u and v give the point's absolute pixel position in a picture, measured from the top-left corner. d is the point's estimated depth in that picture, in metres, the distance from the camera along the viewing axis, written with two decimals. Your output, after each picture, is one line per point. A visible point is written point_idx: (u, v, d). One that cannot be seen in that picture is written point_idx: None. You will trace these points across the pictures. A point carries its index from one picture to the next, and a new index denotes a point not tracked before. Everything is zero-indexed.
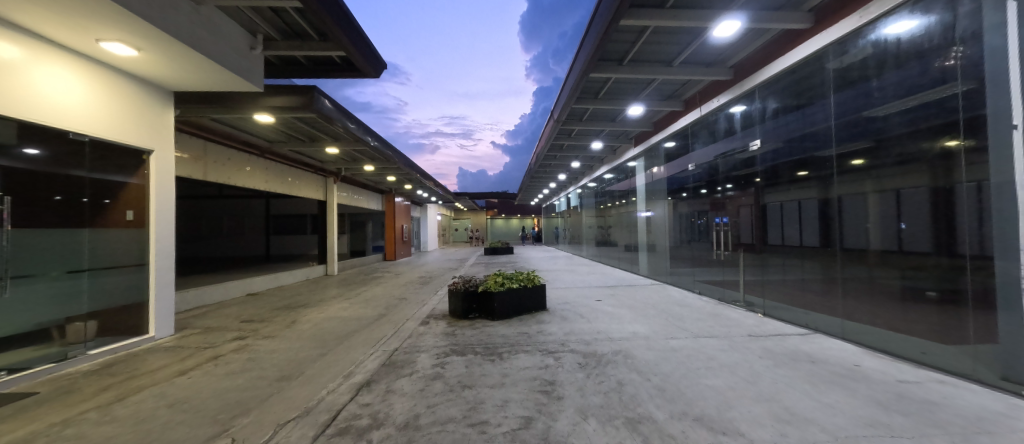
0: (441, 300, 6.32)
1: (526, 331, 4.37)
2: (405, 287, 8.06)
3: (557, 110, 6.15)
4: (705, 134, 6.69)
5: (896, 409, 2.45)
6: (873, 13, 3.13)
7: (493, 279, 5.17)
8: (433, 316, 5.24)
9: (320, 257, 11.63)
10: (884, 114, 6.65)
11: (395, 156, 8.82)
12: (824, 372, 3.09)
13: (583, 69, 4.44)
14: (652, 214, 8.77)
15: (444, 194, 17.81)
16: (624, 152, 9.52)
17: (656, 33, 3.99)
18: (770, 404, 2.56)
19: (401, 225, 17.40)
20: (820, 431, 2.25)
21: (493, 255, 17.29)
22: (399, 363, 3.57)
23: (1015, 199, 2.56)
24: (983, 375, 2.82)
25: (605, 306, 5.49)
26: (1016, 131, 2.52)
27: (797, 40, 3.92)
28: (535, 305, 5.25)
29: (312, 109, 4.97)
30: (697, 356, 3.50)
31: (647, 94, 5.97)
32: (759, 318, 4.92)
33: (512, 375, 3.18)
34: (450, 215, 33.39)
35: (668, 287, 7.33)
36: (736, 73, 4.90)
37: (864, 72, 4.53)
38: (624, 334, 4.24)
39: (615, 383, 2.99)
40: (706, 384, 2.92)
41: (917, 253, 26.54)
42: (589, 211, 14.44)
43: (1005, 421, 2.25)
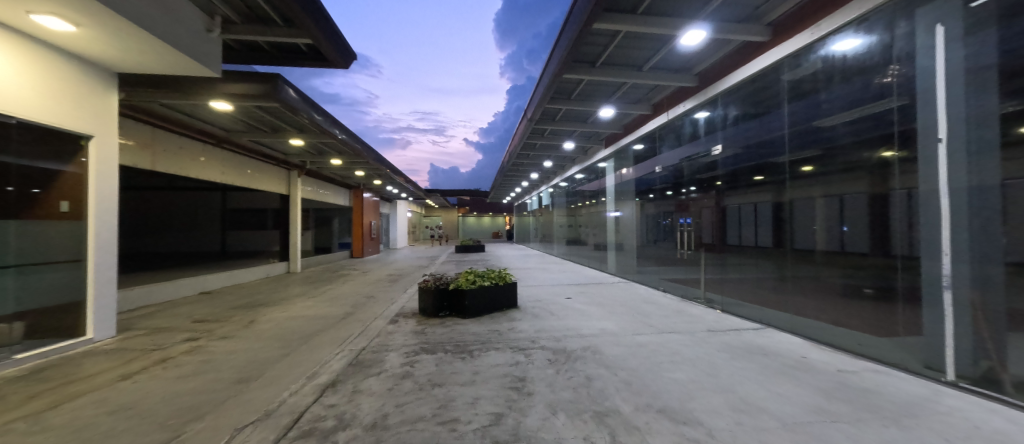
0: (411, 299, 6.18)
1: (497, 329, 4.31)
2: (374, 285, 7.86)
3: (531, 111, 6.11)
4: (672, 137, 6.89)
5: (836, 396, 2.69)
6: (823, 30, 3.32)
7: (464, 277, 5.04)
8: (403, 314, 5.09)
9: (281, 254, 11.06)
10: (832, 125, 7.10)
11: (363, 150, 8.53)
12: (775, 363, 3.32)
13: (556, 70, 4.44)
14: (620, 214, 8.98)
15: (414, 190, 17.35)
16: (595, 153, 9.49)
17: (629, 38, 4.05)
18: (727, 396, 2.74)
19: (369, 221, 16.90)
20: (772, 420, 2.44)
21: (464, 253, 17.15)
22: (367, 362, 3.48)
23: (939, 207, 2.86)
24: (907, 362, 3.13)
25: (575, 304, 5.58)
26: (942, 143, 2.82)
27: (754, 53, 4.12)
28: (507, 303, 5.20)
29: (276, 98, 4.72)
30: (662, 351, 3.63)
31: (618, 96, 6.03)
32: (718, 314, 5.14)
33: (483, 373, 3.19)
34: (419, 212, 32.58)
35: (635, 285, 7.52)
36: (701, 81, 5.06)
37: (815, 85, 4.83)
38: (593, 330, 4.29)
39: (584, 378, 3.08)
40: (669, 377, 3.06)
41: (856, 253, 28.62)
42: (561, 210, 14.54)
43: (926, 405, 2.52)
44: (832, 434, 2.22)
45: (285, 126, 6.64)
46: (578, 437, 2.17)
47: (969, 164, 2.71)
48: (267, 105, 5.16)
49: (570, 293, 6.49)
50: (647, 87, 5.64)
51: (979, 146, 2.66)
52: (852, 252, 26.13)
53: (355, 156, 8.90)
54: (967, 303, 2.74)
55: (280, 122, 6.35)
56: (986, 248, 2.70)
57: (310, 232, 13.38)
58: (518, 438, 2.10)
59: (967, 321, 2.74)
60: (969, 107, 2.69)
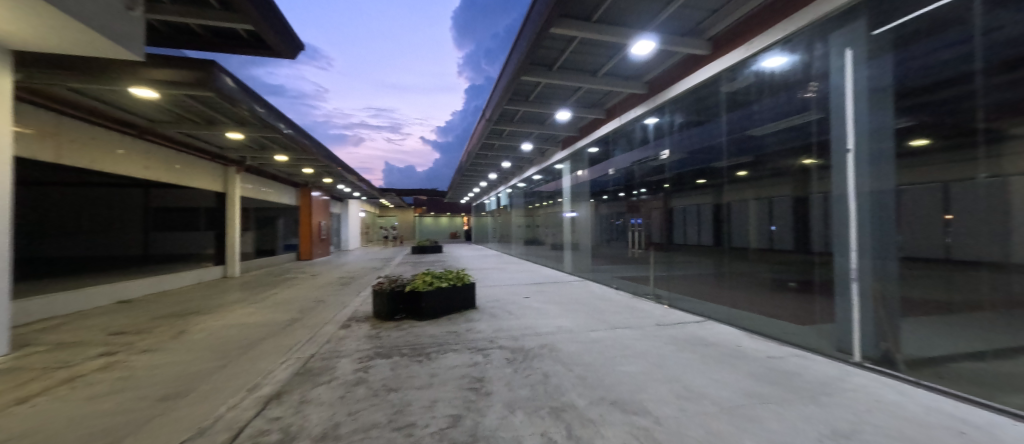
0: (364, 302, 5.94)
1: (455, 330, 4.19)
2: (323, 289, 7.45)
3: (489, 111, 6.09)
4: (624, 141, 7.31)
5: (766, 380, 2.97)
6: (756, 48, 3.63)
7: (421, 278, 4.91)
8: (355, 318, 4.87)
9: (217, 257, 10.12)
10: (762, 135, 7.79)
11: (312, 145, 8.05)
12: (715, 352, 3.59)
13: (513, 72, 4.47)
14: (576, 215, 9.27)
15: (369, 188, 16.69)
16: (552, 155, 9.69)
17: (584, 44, 4.17)
18: (673, 384, 2.95)
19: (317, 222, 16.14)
20: (712, 405, 2.68)
21: (421, 254, 16.73)
22: (316, 370, 3.30)
23: (847, 208, 3.25)
24: (822, 346, 3.52)
25: (532, 303, 5.64)
26: (850, 153, 3.20)
27: (697, 65, 4.41)
28: (465, 304, 5.13)
29: (211, 87, 4.34)
30: (614, 345, 3.77)
31: (574, 100, 6.19)
32: (666, 309, 5.44)
33: (441, 375, 3.15)
34: (374, 212, 31.32)
35: (590, 283, 7.78)
36: (650, 89, 5.33)
37: (749, 97, 5.27)
38: (550, 328, 4.35)
39: (541, 376, 3.13)
40: (620, 370, 3.20)
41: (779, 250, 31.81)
42: (519, 211, 14.69)
43: (837, 383, 2.87)
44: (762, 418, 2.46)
45: (222, 118, 6.11)
46: (535, 433, 2.22)
47: (873, 172, 3.09)
48: (200, 94, 4.73)
49: (528, 292, 6.59)
50: (600, 92, 5.84)
51: (879, 156, 3.05)
52: (777, 250, 28.93)
53: (303, 152, 8.38)
54: (869, 292, 3.14)
55: (216, 114, 5.84)
56: (885, 244, 3.10)
57: (252, 232, 12.37)
58: (475, 438, 2.10)
59: (871, 309, 3.14)
60: (872, 122, 3.07)
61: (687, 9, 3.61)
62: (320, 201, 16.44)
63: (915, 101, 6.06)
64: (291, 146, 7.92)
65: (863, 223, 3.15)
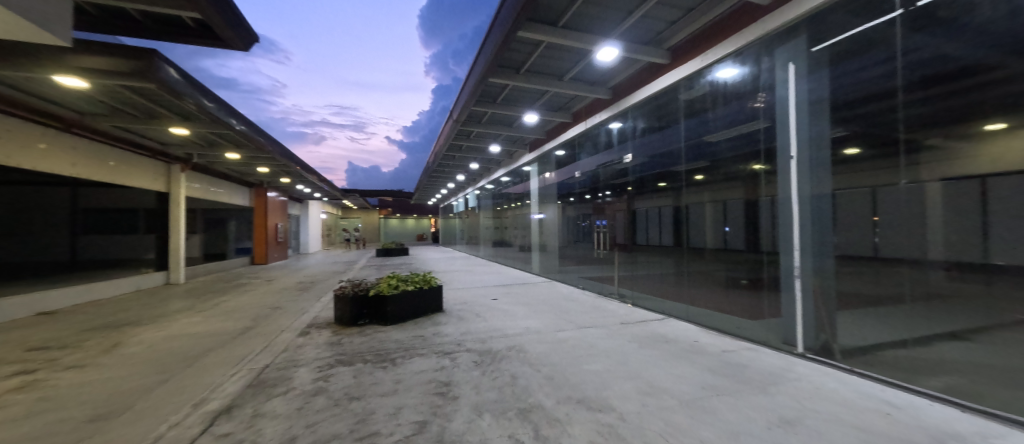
0: (324, 308, 5.68)
1: (421, 334, 4.10)
2: (279, 294, 7.05)
3: (456, 112, 6.04)
4: (589, 145, 7.44)
5: (720, 373, 3.14)
6: (711, 59, 3.84)
7: (387, 282, 4.80)
8: (314, 325, 4.64)
9: (158, 262, 9.29)
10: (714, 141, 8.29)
11: (268, 143, 7.62)
12: (674, 348, 3.75)
13: (481, 73, 4.47)
14: (544, 216, 9.19)
15: (330, 189, 15.91)
16: (520, 157, 9.75)
17: (551, 48, 4.24)
18: (636, 381, 3.04)
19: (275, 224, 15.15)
20: (672, 399, 2.79)
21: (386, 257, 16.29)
22: (271, 382, 3.11)
23: (790, 211, 3.51)
24: (770, 339, 3.77)
25: (500, 305, 5.65)
26: (793, 160, 3.45)
27: (657, 73, 4.61)
28: (432, 307, 5.03)
29: (151, 78, 4.00)
30: (580, 345, 3.84)
31: (541, 103, 6.26)
32: (629, 308, 5.62)
33: (406, 381, 3.06)
34: (337, 213, 30.12)
35: (556, 284, 7.91)
36: (614, 94, 5.49)
37: (704, 105, 5.58)
38: (517, 329, 4.36)
39: (509, 377, 3.13)
40: (586, 369, 3.27)
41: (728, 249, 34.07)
42: (487, 212, 14.67)
43: (783, 373, 3.09)
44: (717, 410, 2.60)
45: (165, 112, 5.64)
46: (502, 435, 2.21)
47: (813, 177, 3.35)
48: (139, 85, 4.34)
49: (495, 294, 6.59)
50: (566, 96, 5.95)
51: (818, 163, 3.32)
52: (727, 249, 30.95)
53: (258, 150, 7.91)
54: (809, 289, 3.40)
55: (158, 107, 5.38)
56: (823, 244, 3.38)
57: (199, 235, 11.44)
58: None
59: (811, 304, 3.41)
60: (812, 132, 3.33)
61: (647, 20, 3.77)
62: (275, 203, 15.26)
63: (845, 113, 6.67)
64: (244, 143, 7.45)
65: (804, 225, 3.41)
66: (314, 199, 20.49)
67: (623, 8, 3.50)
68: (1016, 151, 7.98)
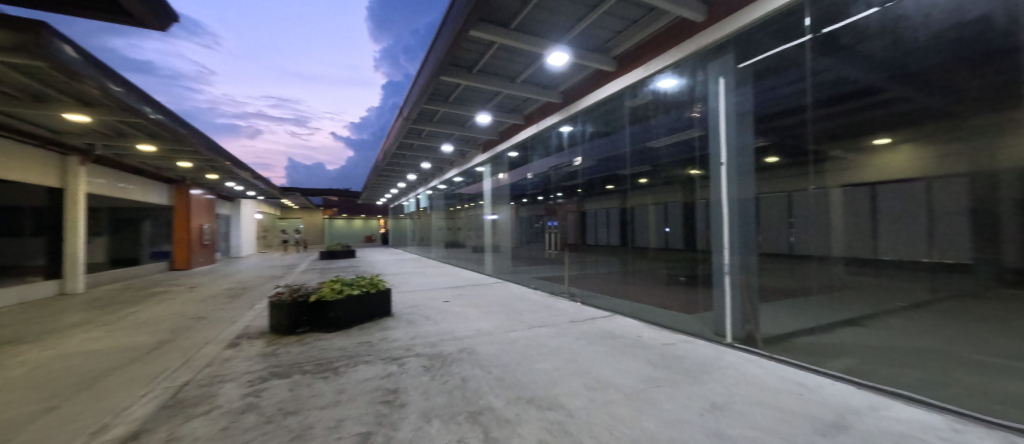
0: (257, 316, 5.21)
1: (367, 340, 3.89)
2: (204, 303, 6.35)
3: (406, 109, 5.86)
4: (541, 147, 7.63)
5: (660, 365, 3.33)
6: (653, 69, 4.08)
7: (330, 286, 4.51)
8: (245, 335, 4.24)
9: (48, 269, 7.97)
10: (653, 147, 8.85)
11: (191, 134, 6.87)
12: (619, 344, 3.91)
13: (432, 71, 4.38)
14: (496, 217, 9.54)
15: (266, 187, 14.86)
16: (473, 158, 9.71)
17: (503, 50, 4.27)
18: (584, 377, 3.13)
19: (199, 225, 13.79)
20: (617, 393, 2.90)
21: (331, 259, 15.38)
22: (192, 401, 2.79)
23: (720, 213, 3.81)
24: (704, 331, 4.07)
25: (452, 307, 5.56)
26: (723, 166, 3.74)
27: (604, 80, 4.81)
28: (380, 312, 4.82)
29: (40, 56, 3.43)
30: (532, 345, 3.88)
31: (493, 104, 6.28)
32: (579, 306, 5.78)
33: (350, 390, 2.89)
34: (275, 214, 27.83)
35: (510, 284, 7.98)
36: (565, 99, 5.66)
37: (646, 112, 5.92)
38: (469, 331, 4.31)
39: (459, 380, 3.07)
40: (536, 368, 3.30)
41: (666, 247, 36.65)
42: (439, 213, 14.39)
43: (715, 362, 3.35)
44: (658, 402, 2.75)
45: (59, 95, 4.87)
46: (451, 441, 2.16)
47: (740, 182, 3.66)
48: (24, 62, 3.71)
49: (447, 296, 6.48)
50: (518, 98, 6.02)
51: (744, 169, 3.64)
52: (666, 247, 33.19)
53: (179, 143, 7.10)
54: (736, 284, 3.73)
55: (50, 88, 4.63)
56: (749, 243, 3.71)
57: (104, 237, 10.05)
58: None
59: (738, 298, 3.73)
60: (738, 140, 3.65)
61: (595, 28, 3.92)
62: (201, 201, 14.01)
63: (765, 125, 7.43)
64: (162, 134, 6.65)
65: (732, 226, 3.72)
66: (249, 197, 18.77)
67: (573, 15, 3.61)
68: (894, 163, 9.38)
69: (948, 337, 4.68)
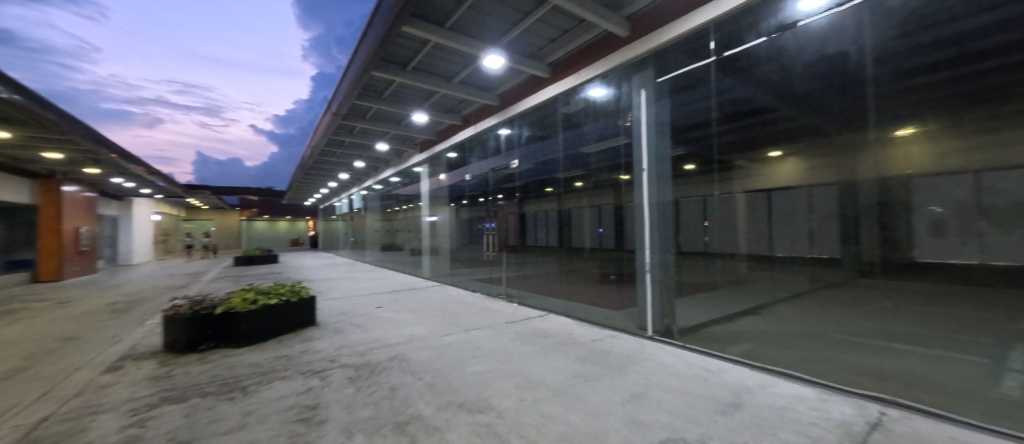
0: (147, 334, 4.50)
1: (286, 353, 3.57)
2: (75, 322, 5.32)
3: (334, 103, 5.48)
4: (479, 149, 7.74)
5: (588, 360, 3.49)
6: (584, 77, 4.27)
7: (240, 296, 4.05)
8: (130, 356, 3.63)
9: None
10: (583, 154, 9.36)
11: (60, 120, 5.75)
12: (552, 342, 4.03)
13: (361, 64, 4.15)
14: (436, 219, 9.20)
15: (167, 185, 12.98)
16: (409, 158, 9.42)
17: (438, 49, 4.19)
18: (515, 377, 3.17)
19: (72, 228, 11.59)
20: (546, 391, 2.98)
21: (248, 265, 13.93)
22: (50, 439, 2.31)
23: (641, 215, 4.10)
24: (629, 326, 4.35)
25: (384, 313, 5.33)
26: (644, 171, 4.03)
27: (540, 85, 4.93)
28: (301, 322, 4.45)
29: None
30: (466, 348, 3.85)
31: (429, 104, 6.14)
32: (516, 306, 5.88)
33: (262, 409, 2.61)
34: (180, 215, 24.42)
35: (447, 287, 7.86)
36: (502, 102, 5.71)
37: (579, 119, 6.23)
38: (401, 338, 4.15)
39: (388, 390, 2.93)
40: (469, 371, 3.28)
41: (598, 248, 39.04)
42: (375, 214, 13.78)
43: (636, 354, 3.60)
44: (584, 396, 2.87)
45: None
46: None
47: (659, 187, 3.97)
48: None
49: (379, 301, 6.20)
50: (456, 98, 5.95)
51: (661, 175, 3.97)
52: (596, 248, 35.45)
53: (43, 129, 5.90)
54: (656, 281, 4.04)
55: None
56: (666, 243, 4.05)
57: None
58: None
59: (657, 293, 4.05)
60: (657, 149, 3.97)
61: (529, 34, 4.00)
62: (76, 199, 11.77)
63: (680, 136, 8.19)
64: (18, 118, 5.47)
65: (652, 227, 4.02)
66: (145, 195, 16.17)
67: (508, 18, 3.64)
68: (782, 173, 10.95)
69: (815, 320, 5.58)
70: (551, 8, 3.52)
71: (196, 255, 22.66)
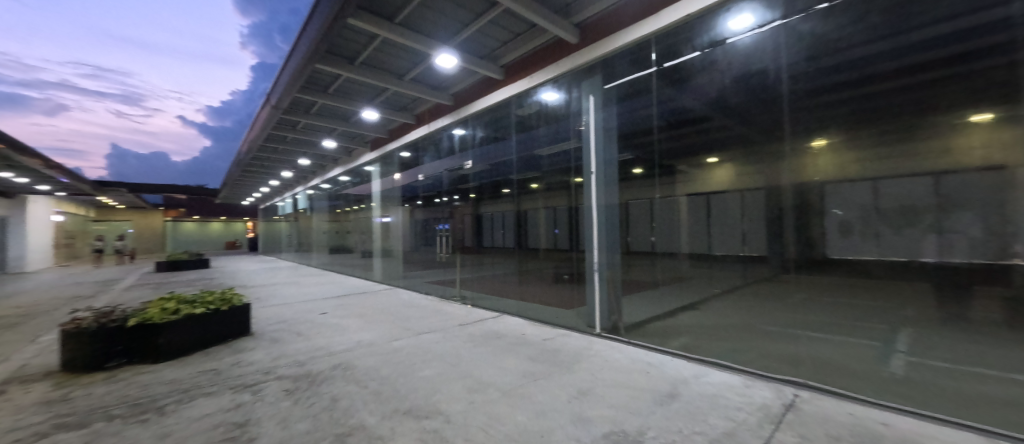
0: (36, 353, 3.88)
1: (213, 367, 3.27)
2: None
3: (274, 96, 5.12)
4: (432, 149, 7.67)
5: (538, 360, 3.56)
6: (536, 80, 4.34)
7: (157, 306, 3.66)
8: (13, 380, 3.11)
9: None
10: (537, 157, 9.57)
11: None
12: (503, 343, 4.06)
13: (303, 56, 3.91)
14: (389, 220, 9.06)
15: (70, 180, 11.35)
16: (359, 156, 9.05)
17: (387, 44, 4.05)
18: (465, 380, 3.16)
19: None
20: (496, 392, 2.99)
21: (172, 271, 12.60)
22: None
23: (589, 217, 4.24)
24: (578, 324, 4.48)
25: (328, 319, 5.07)
26: (592, 175, 4.17)
27: (493, 86, 4.94)
28: (232, 332, 4.11)
29: None
30: (415, 353, 3.76)
31: (380, 101, 5.93)
32: (469, 308, 5.84)
33: (181, 430, 2.37)
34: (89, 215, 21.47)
35: (399, 290, 7.63)
36: (456, 101, 5.65)
37: (532, 122, 6.34)
38: (346, 345, 3.96)
39: (329, 401, 2.78)
40: (418, 377, 3.21)
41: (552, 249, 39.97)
42: (323, 215, 13.08)
43: (584, 351, 3.72)
44: (532, 396, 2.92)
45: None
46: None
47: (607, 190, 4.14)
48: None
49: (322, 307, 5.87)
50: (408, 96, 5.80)
51: (608, 178, 4.13)
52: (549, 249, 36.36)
53: None
54: (604, 280, 4.20)
55: None
56: (612, 244, 4.22)
57: None
58: None
59: (605, 292, 4.21)
60: (605, 153, 4.13)
61: (481, 35, 3.99)
62: None
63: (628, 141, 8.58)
64: None
65: (600, 228, 4.17)
66: (42, 192, 14.02)
67: (459, 17, 3.61)
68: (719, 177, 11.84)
69: (743, 313, 6.11)
70: (503, 10, 3.55)
71: (109, 260, 20.03)
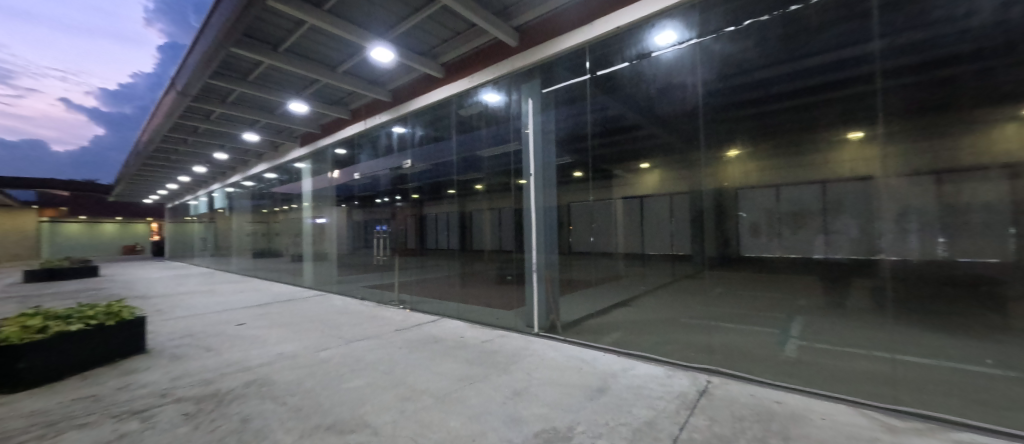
0: None
1: (91, 394, 2.82)
2: None
3: (181, 80, 4.55)
4: (370, 145, 7.33)
5: (475, 362, 3.54)
6: (476, 81, 4.32)
7: (15, 325, 3.10)
8: None
9: None
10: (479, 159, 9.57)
11: None
12: (440, 348, 3.99)
13: (216, 38, 3.52)
14: (324, 221, 8.49)
15: None
16: (289, 152, 8.40)
17: (315, 32, 3.79)
18: (397, 388, 3.05)
19: None
20: (429, 398, 2.93)
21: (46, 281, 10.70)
22: None
23: (527, 219, 4.31)
24: (518, 325, 4.55)
25: (244, 331, 4.62)
26: (530, 177, 4.24)
27: (433, 84, 4.83)
28: (120, 350, 3.59)
29: None
30: (344, 362, 3.56)
31: (309, 93, 5.54)
32: (407, 312, 5.66)
33: None
34: None
35: (332, 296, 7.19)
36: (394, 98, 5.45)
37: (474, 123, 6.34)
38: (263, 358, 3.64)
39: (238, 422, 2.53)
40: (345, 388, 3.03)
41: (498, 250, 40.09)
42: (246, 215, 11.94)
43: (521, 351, 3.77)
44: (466, 399, 2.89)
45: None
46: None
47: (545, 192, 4.23)
48: None
49: (236, 318, 5.33)
50: (342, 90, 5.49)
51: (546, 181, 4.24)
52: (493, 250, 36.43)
53: None
54: (542, 280, 4.30)
55: None
56: (549, 244, 4.34)
57: None
58: None
59: (543, 292, 4.31)
60: (543, 157, 4.23)
61: (418, 31, 3.88)
62: None
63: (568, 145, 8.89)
64: None
65: (538, 230, 4.25)
66: None
67: (394, 11, 3.48)
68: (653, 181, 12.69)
69: (666, 307, 6.64)
70: (441, 7, 3.47)
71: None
